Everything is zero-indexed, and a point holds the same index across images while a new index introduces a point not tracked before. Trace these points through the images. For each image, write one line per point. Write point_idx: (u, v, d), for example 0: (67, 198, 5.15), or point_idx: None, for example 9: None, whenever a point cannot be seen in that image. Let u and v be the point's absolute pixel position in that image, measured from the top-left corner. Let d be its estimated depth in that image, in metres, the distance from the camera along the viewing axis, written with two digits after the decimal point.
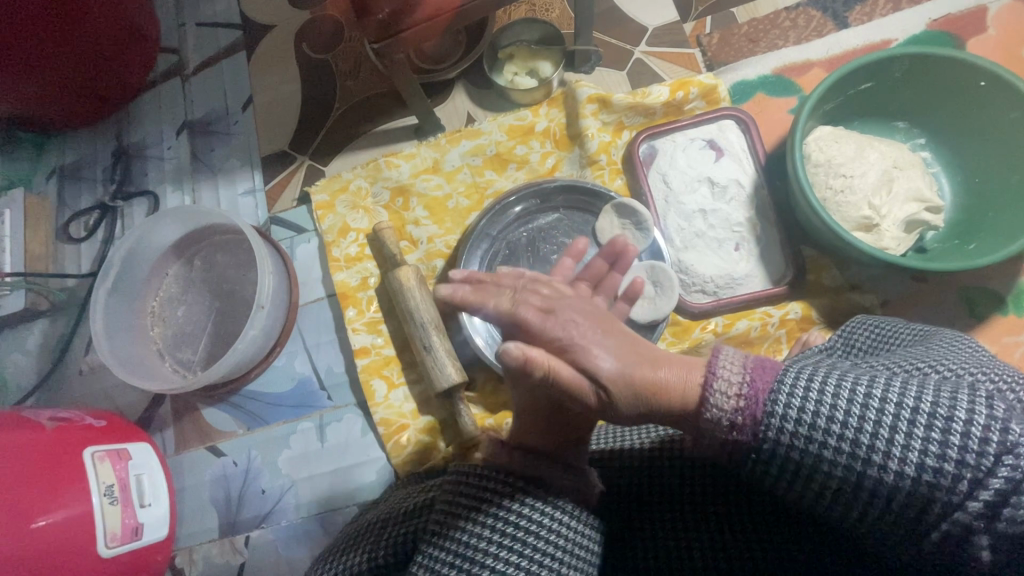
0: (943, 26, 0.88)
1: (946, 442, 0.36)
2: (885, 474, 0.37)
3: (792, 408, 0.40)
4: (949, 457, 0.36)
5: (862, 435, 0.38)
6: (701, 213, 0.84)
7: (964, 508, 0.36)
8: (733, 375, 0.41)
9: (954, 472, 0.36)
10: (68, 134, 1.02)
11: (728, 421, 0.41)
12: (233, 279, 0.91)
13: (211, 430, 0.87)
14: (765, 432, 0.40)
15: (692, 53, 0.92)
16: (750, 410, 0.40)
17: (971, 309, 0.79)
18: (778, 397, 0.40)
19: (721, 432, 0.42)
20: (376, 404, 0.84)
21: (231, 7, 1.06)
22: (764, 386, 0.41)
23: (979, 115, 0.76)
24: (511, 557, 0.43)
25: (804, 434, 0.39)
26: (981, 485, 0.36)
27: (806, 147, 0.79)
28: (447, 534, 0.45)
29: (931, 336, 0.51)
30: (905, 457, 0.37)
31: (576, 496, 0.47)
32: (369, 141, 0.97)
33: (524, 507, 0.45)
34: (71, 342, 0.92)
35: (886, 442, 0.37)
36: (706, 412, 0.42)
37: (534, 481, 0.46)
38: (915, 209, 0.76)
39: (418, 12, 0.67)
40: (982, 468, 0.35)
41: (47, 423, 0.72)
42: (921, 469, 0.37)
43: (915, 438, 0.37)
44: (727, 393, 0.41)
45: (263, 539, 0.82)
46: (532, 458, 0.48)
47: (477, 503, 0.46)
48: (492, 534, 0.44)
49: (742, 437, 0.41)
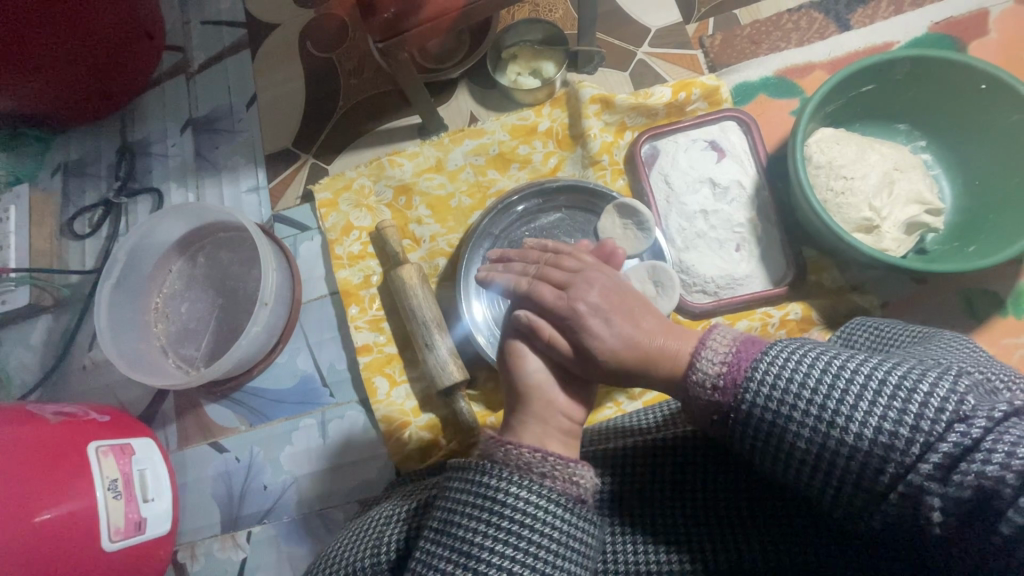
0: (945, 29, 0.88)
1: (905, 409, 0.38)
2: (845, 435, 0.39)
3: (767, 373, 0.43)
4: (905, 422, 0.38)
5: (828, 398, 0.40)
6: (703, 213, 0.84)
7: (915, 471, 0.37)
8: (721, 346, 0.46)
9: (908, 437, 0.37)
10: (73, 131, 1.03)
11: (711, 385, 0.45)
12: (236, 277, 0.92)
13: (214, 427, 0.87)
14: (740, 394, 0.43)
15: (695, 54, 0.93)
16: (730, 375, 0.44)
17: (970, 311, 0.79)
18: (757, 364, 0.43)
19: (705, 396, 0.46)
20: (378, 401, 0.84)
21: (236, 5, 1.06)
22: (745, 355, 0.44)
23: (979, 118, 0.76)
24: (507, 550, 0.44)
25: (774, 396, 0.42)
26: (932, 449, 0.37)
27: (808, 148, 0.79)
28: (446, 530, 0.46)
29: (929, 337, 0.51)
30: (866, 421, 0.39)
31: (569, 487, 0.46)
32: (372, 140, 0.98)
33: (517, 502, 0.45)
34: (75, 338, 0.93)
35: (849, 406, 0.39)
36: (693, 374, 0.47)
37: (527, 475, 0.46)
38: (916, 211, 0.76)
39: (423, 11, 0.67)
40: (934, 433, 0.37)
41: (52, 418, 0.73)
42: (878, 433, 0.38)
43: (877, 406, 0.39)
44: (713, 359, 0.46)
45: (265, 535, 0.83)
46: (525, 452, 0.47)
47: (472, 499, 0.46)
48: (487, 530, 0.44)
49: (721, 399, 0.44)
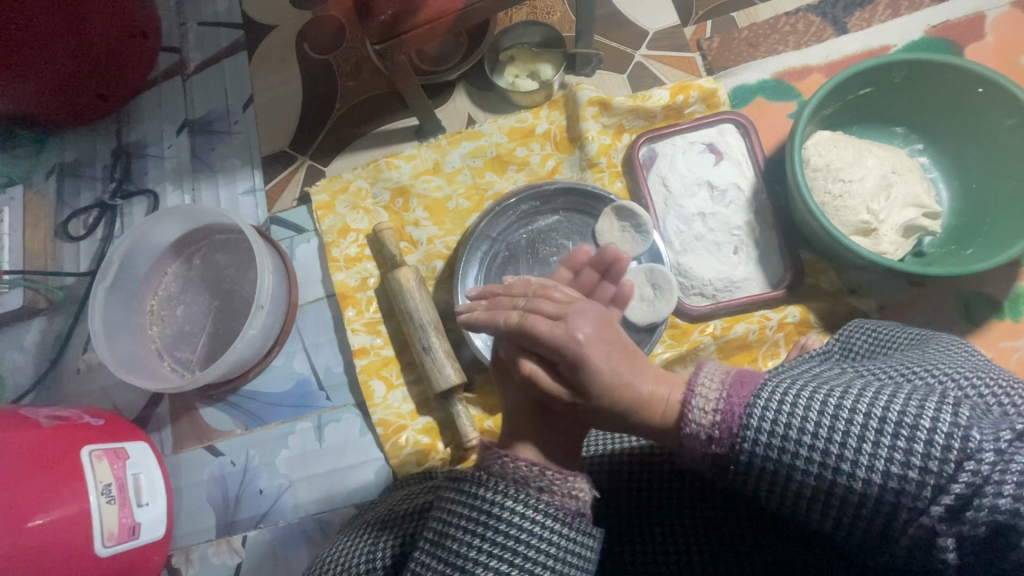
0: (941, 33, 0.89)
1: (910, 449, 0.37)
2: (853, 481, 0.39)
3: (763, 420, 0.42)
4: (912, 465, 0.37)
5: (831, 444, 0.39)
6: (701, 216, 0.84)
7: (927, 513, 0.37)
8: (711, 391, 0.44)
9: (917, 479, 0.37)
10: (68, 132, 1.02)
11: (706, 435, 0.44)
12: (232, 279, 0.91)
13: (210, 430, 0.87)
14: (738, 443, 0.42)
15: (693, 57, 0.93)
16: (725, 425, 0.43)
17: (968, 314, 0.79)
18: (751, 410, 0.42)
19: (700, 446, 0.44)
20: (375, 404, 0.84)
21: (233, 7, 1.06)
22: (739, 400, 0.43)
23: (977, 122, 0.76)
24: (502, 565, 0.43)
25: (775, 444, 0.41)
26: (943, 491, 0.36)
27: (805, 152, 0.79)
28: (441, 543, 0.45)
29: (927, 340, 0.51)
30: (872, 466, 0.38)
31: (568, 502, 0.46)
32: (369, 142, 0.97)
33: (512, 515, 0.44)
34: (69, 340, 0.92)
35: (853, 451, 0.39)
36: (686, 426, 0.45)
37: (524, 488, 0.46)
38: (913, 214, 0.76)
39: (420, 14, 0.67)
40: (943, 474, 0.36)
41: (46, 422, 0.72)
42: (887, 476, 0.38)
43: (881, 447, 0.38)
44: (704, 408, 0.44)
45: (261, 539, 0.82)
46: (522, 465, 0.47)
47: (465, 511, 0.45)
48: (483, 543, 0.44)
49: (719, 448, 0.43)
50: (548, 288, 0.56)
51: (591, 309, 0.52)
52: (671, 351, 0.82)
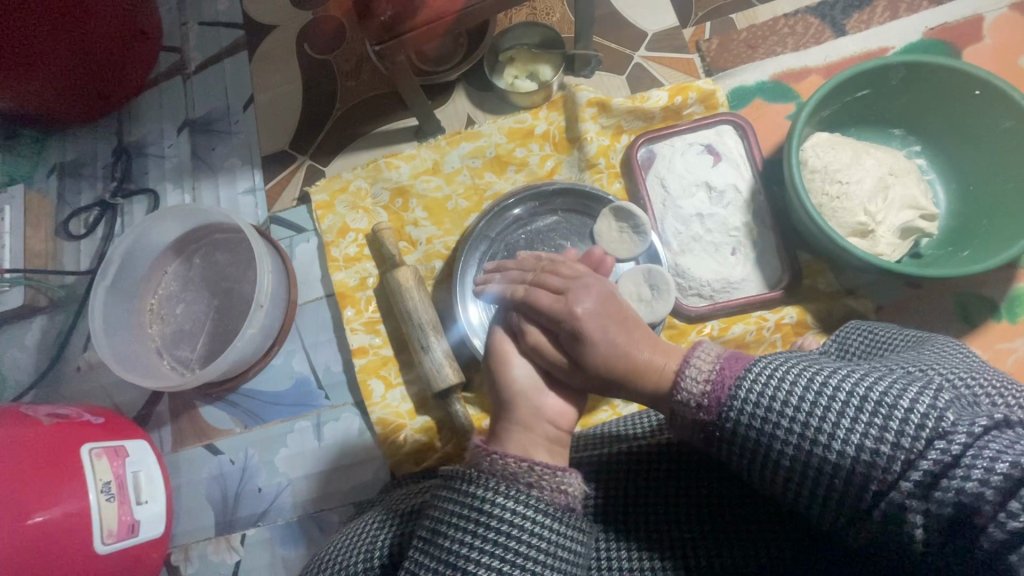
0: (939, 35, 0.89)
1: (886, 426, 0.38)
2: (829, 453, 0.39)
3: (750, 392, 0.43)
4: (887, 440, 0.37)
5: (811, 417, 0.40)
6: (699, 217, 0.85)
7: (897, 489, 0.37)
8: (704, 364, 0.46)
9: (889, 454, 0.37)
10: (69, 132, 1.03)
11: (695, 403, 0.45)
12: (232, 278, 0.92)
13: (210, 429, 0.87)
14: (724, 413, 0.43)
15: (691, 58, 0.93)
16: (713, 393, 0.44)
17: (965, 315, 0.80)
18: (740, 382, 0.43)
19: (689, 413, 0.46)
20: (373, 403, 0.84)
21: (234, 7, 1.06)
22: (730, 372, 0.44)
23: (974, 123, 0.76)
24: (494, 562, 0.44)
25: (758, 414, 0.42)
26: (912, 467, 0.36)
27: (803, 153, 0.79)
28: (434, 541, 0.46)
29: (922, 341, 0.51)
30: (848, 438, 0.39)
31: (558, 497, 0.46)
32: (369, 142, 0.98)
33: (503, 512, 0.45)
34: (69, 339, 0.93)
35: (831, 424, 0.39)
36: (678, 394, 0.47)
37: (514, 484, 0.46)
38: (911, 216, 0.76)
39: (420, 14, 0.68)
40: (914, 451, 0.36)
41: (46, 419, 0.73)
42: (861, 450, 0.38)
43: (859, 422, 0.39)
44: (696, 378, 0.46)
45: (260, 537, 0.82)
46: (511, 462, 0.47)
47: (458, 509, 0.46)
48: (475, 540, 0.44)
49: (706, 417, 0.44)
50: (556, 266, 0.61)
51: (594, 286, 0.57)
52: None
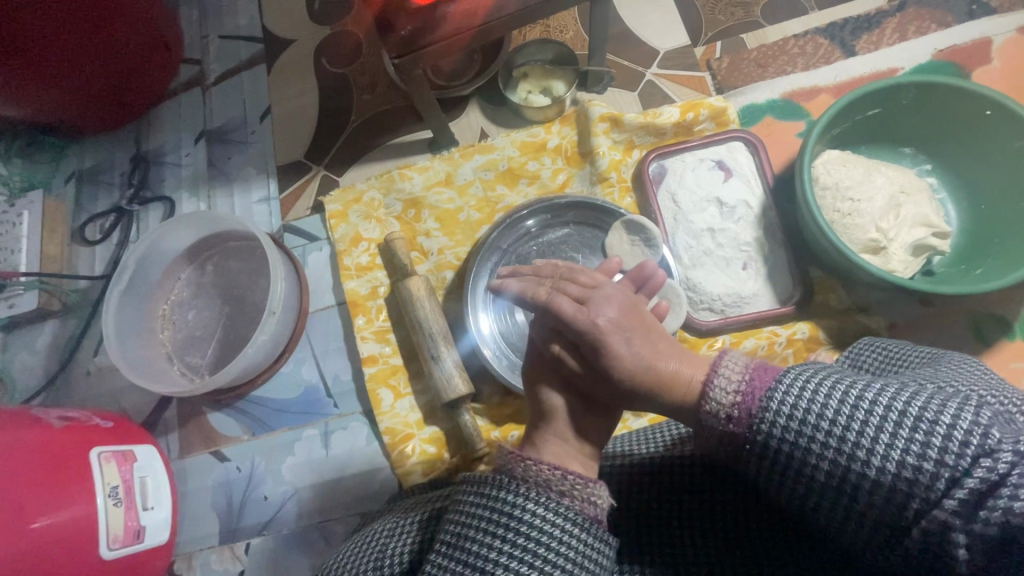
0: (948, 56, 0.90)
1: (928, 443, 0.38)
2: (867, 469, 0.39)
3: (782, 404, 0.42)
4: (929, 457, 0.37)
5: (848, 431, 0.40)
6: (710, 231, 0.85)
7: (940, 507, 0.37)
8: (733, 374, 0.45)
9: (932, 471, 0.37)
10: (89, 140, 1.05)
11: (724, 415, 0.45)
12: (244, 285, 0.92)
13: (217, 435, 0.87)
14: (755, 425, 0.43)
15: (703, 76, 0.94)
16: (745, 404, 0.44)
17: (978, 334, 0.79)
18: (772, 393, 0.43)
19: (719, 426, 0.45)
20: (382, 412, 0.84)
21: (254, 21, 1.09)
22: (760, 383, 0.44)
23: (985, 142, 0.77)
24: (521, 569, 0.43)
25: (792, 427, 0.42)
26: (957, 485, 0.36)
27: (814, 170, 0.80)
28: (459, 545, 0.45)
29: (939, 358, 0.51)
30: (887, 455, 0.38)
31: (588, 507, 0.46)
32: (383, 153, 0.99)
33: (534, 521, 0.44)
34: (80, 343, 0.93)
35: (870, 439, 0.39)
36: (706, 405, 0.46)
37: (545, 492, 0.45)
38: (922, 234, 0.76)
39: (440, 29, 0.69)
40: (959, 468, 0.36)
41: (56, 422, 0.73)
42: (901, 467, 0.38)
43: (898, 438, 0.38)
44: (726, 388, 0.45)
45: (264, 547, 0.81)
46: (545, 469, 0.46)
47: (485, 514, 0.45)
48: (502, 545, 0.44)
49: (735, 429, 0.44)
50: (570, 280, 0.58)
51: (615, 295, 0.54)
52: None
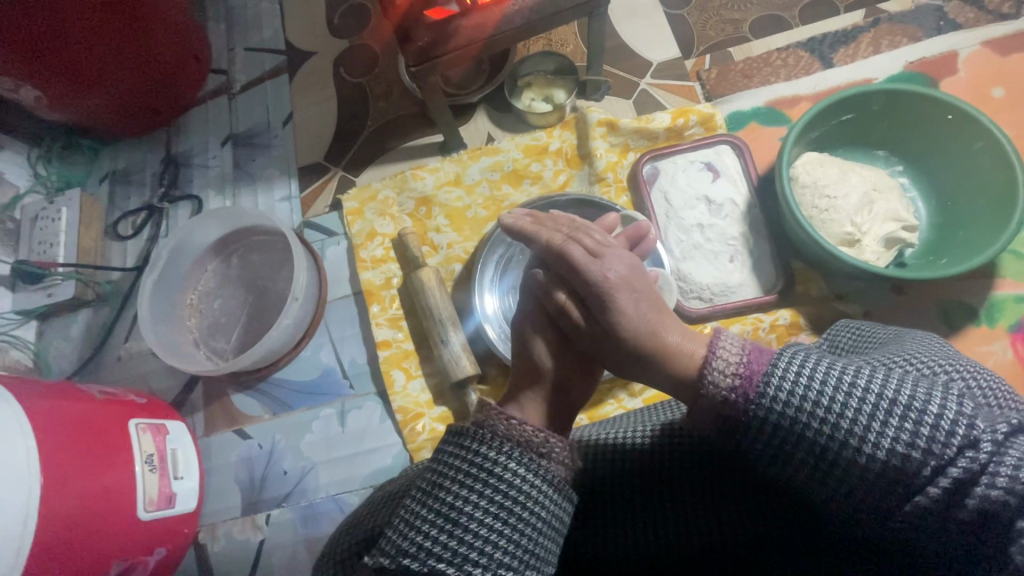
0: (918, 68, 0.98)
1: (916, 431, 0.42)
2: (859, 454, 0.43)
3: (779, 389, 0.46)
4: (917, 445, 0.42)
5: (842, 418, 0.44)
6: (699, 227, 0.92)
7: (924, 492, 0.42)
8: (731, 356, 0.49)
9: (920, 459, 0.42)
10: (122, 143, 1.13)
11: (723, 396, 0.49)
12: (267, 276, 0.99)
13: (240, 415, 0.93)
14: (752, 407, 0.47)
15: (693, 85, 1.02)
16: (743, 389, 0.48)
17: (947, 320, 0.85)
18: (769, 378, 0.47)
19: (718, 408, 0.49)
20: (395, 392, 0.90)
21: (278, 35, 1.18)
22: (758, 368, 0.48)
23: (950, 144, 0.84)
24: (494, 521, 0.49)
25: (788, 411, 0.45)
26: (942, 473, 0.41)
27: (794, 170, 0.87)
28: (437, 494, 0.50)
29: (904, 337, 0.57)
30: (878, 442, 0.43)
31: (558, 471, 0.52)
32: (396, 155, 1.07)
33: (507, 473, 0.50)
34: (113, 329, 1.00)
35: (862, 426, 0.43)
36: (706, 385, 0.50)
37: (525, 452, 0.51)
38: (893, 227, 0.83)
39: (453, 40, 0.76)
40: (944, 457, 0.41)
41: (98, 395, 0.79)
42: (891, 453, 0.42)
43: (889, 427, 0.43)
44: (724, 370, 0.49)
45: (283, 517, 0.87)
46: (525, 429, 0.52)
47: (467, 468, 0.50)
48: (480, 498, 0.49)
49: (732, 410, 0.48)
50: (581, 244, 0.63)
51: (626, 257, 0.60)
52: None
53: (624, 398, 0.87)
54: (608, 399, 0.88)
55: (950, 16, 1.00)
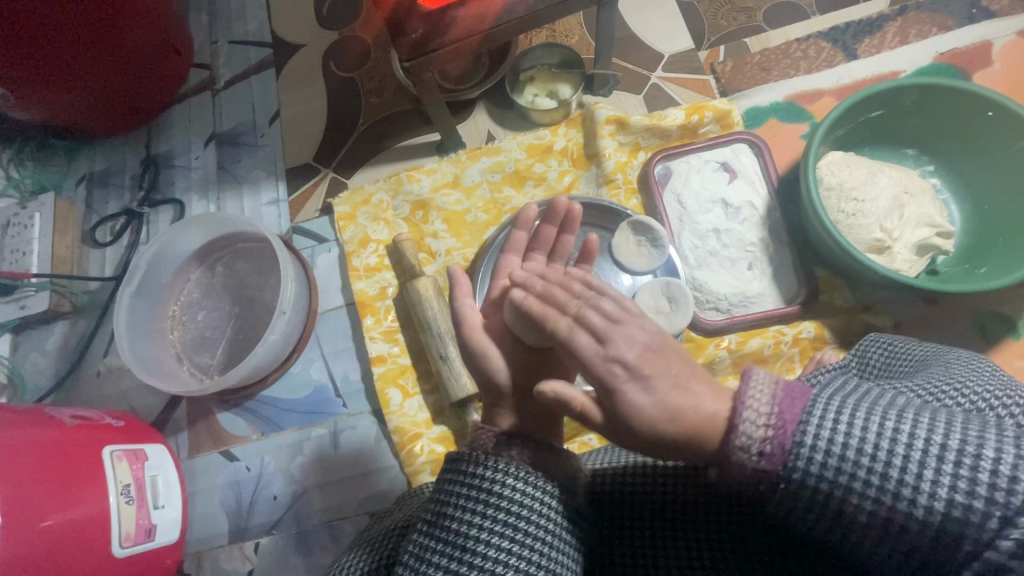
0: (949, 59, 0.91)
1: (975, 479, 0.37)
2: (915, 508, 0.38)
3: (819, 438, 0.39)
4: (978, 494, 0.36)
5: (891, 468, 0.38)
6: (716, 232, 0.86)
7: (993, 547, 0.36)
8: (762, 403, 0.41)
9: (982, 509, 0.36)
10: (99, 143, 1.06)
11: (756, 451, 0.41)
12: (254, 286, 0.93)
13: (226, 435, 0.87)
14: (792, 462, 0.40)
15: (707, 79, 0.96)
16: (780, 441, 0.40)
17: (984, 333, 0.80)
18: (807, 427, 0.40)
19: (750, 464, 0.41)
20: (391, 411, 0.85)
21: (263, 27, 1.10)
22: (793, 415, 0.40)
23: (988, 143, 0.78)
24: (504, 543, 0.44)
25: (831, 464, 0.39)
26: (1010, 524, 0.36)
27: (819, 171, 0.81)
28: (440, 525, 0.45)
29: (933, 359, 0.52)
30: (936, 494, 0.37)
31: (560, 477, 0.47)
32: (391, 156, 1.00)
33: (512, 492, 0.45)
34: (91, 343, 0.94)
35: (914, 476, 0.38)
36: (735, 440, 0.41)
37: (522, 466, 0.46)
38: (926, 234, 0.77)
39: (451, 32, 0.69)
40: (1011, 507, 0.36)
41: (69, 420, 0.73)
42: (950, 505, 0.37)
43: (945, 475, 0.37)
44: (757, 421, 0.40)
45: (273, 546, 0.82)
46: (516, 450, 0.48)
47: (466, 491, 0.45)
48: (484, 522, 0.44)
49: (769, 467, 0.40)
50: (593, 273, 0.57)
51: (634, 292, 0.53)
52: None
53: None
54: None
55: (982, 5, 0.93)
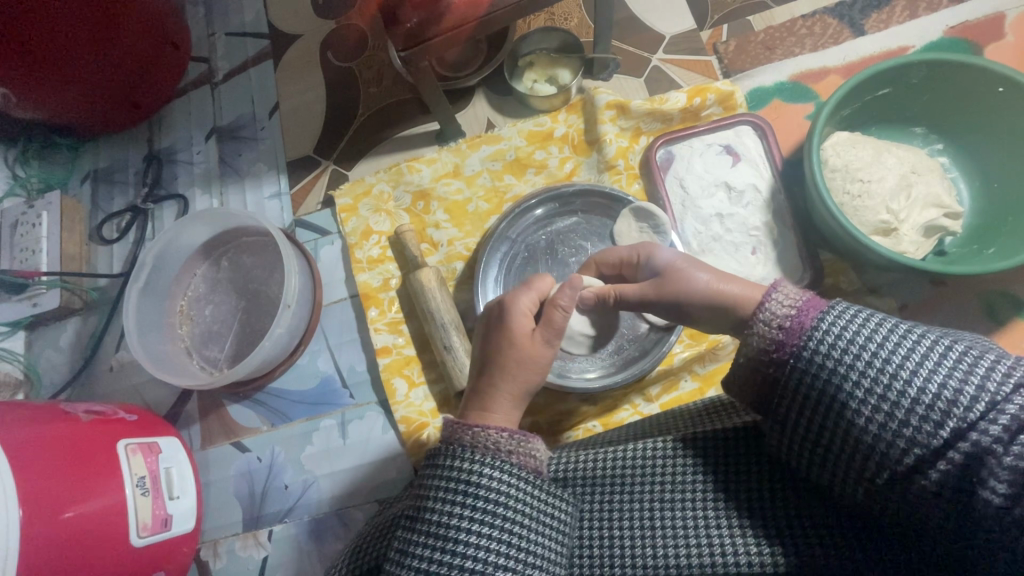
0: (960, 33, 0.89)
1: (971, 371, 0.36)
2: (909, 389, 0.38)
3: (834, 325, 0.41)
4: (971, 381, 0.36)
5: (892, 354, 0.39)
6: (719, 216, 0.86)
7: (979, 429, 0.35)
8: (789, 294, 0.45)
9: (973, 394, 0.36)
10: (102, 140, 1.06)
11: (777, 326, 0.44)
12: (259, 280, 0.94)
13: (237, 427, 0.89)
14: (804, 339, 0.42)
15: (710, 60, 0.94)
16: (797, 319, 0.43)
17: (991, 313, 0.79)
18: (825, 315, 0.42)
19: (769, 335, 0.44)
20: (397, 402, 0.86)
21: (260, 17, 1.10)
22: (817, 305, 0.43)
23: (999, 120, 0.76)
24: (484, 529, 0.44)
25: (838, 346, 0.41)
26: (998, 409, 0.35)
27: (824, 152, 0.80)
28: (422, 520, 0.46)
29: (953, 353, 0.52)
30: (930, 376, 0.37)
31: (530, 461, 0.47)
32: (391, 146, 1.00)
33: (488, 482, 0.45)
34: (103, 339, 0.96)
35: (914, 362, 0.38)
36: (759, 316, 0.45)
37: (496, 456, 0.46)
38: (934, 215, 0.76)
39: (445, 21, 0.69)
40: (1000, 393, 0.35)
41: (84, 415, 0.75)
42: (943, 388, 0.37)
43: (943, 363, 0.37)
44: (781, 303, 0.44)
45: (286, 533, 0.84)
46: (493, 433, 0.47)
47: (445, 485, 0.46)
48: (463, 511, 0.44)
49: (785, 339, 0.43)
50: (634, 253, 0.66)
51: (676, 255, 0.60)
52: (687, 351, 0.83)
53: (640, 403, 0.82)
54: (623, 403, 0.83)
55: None
